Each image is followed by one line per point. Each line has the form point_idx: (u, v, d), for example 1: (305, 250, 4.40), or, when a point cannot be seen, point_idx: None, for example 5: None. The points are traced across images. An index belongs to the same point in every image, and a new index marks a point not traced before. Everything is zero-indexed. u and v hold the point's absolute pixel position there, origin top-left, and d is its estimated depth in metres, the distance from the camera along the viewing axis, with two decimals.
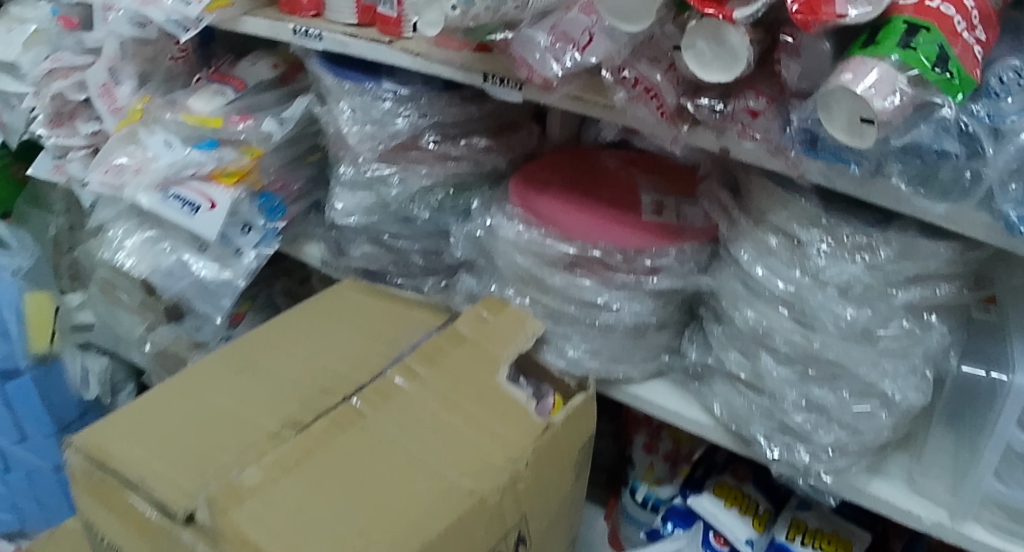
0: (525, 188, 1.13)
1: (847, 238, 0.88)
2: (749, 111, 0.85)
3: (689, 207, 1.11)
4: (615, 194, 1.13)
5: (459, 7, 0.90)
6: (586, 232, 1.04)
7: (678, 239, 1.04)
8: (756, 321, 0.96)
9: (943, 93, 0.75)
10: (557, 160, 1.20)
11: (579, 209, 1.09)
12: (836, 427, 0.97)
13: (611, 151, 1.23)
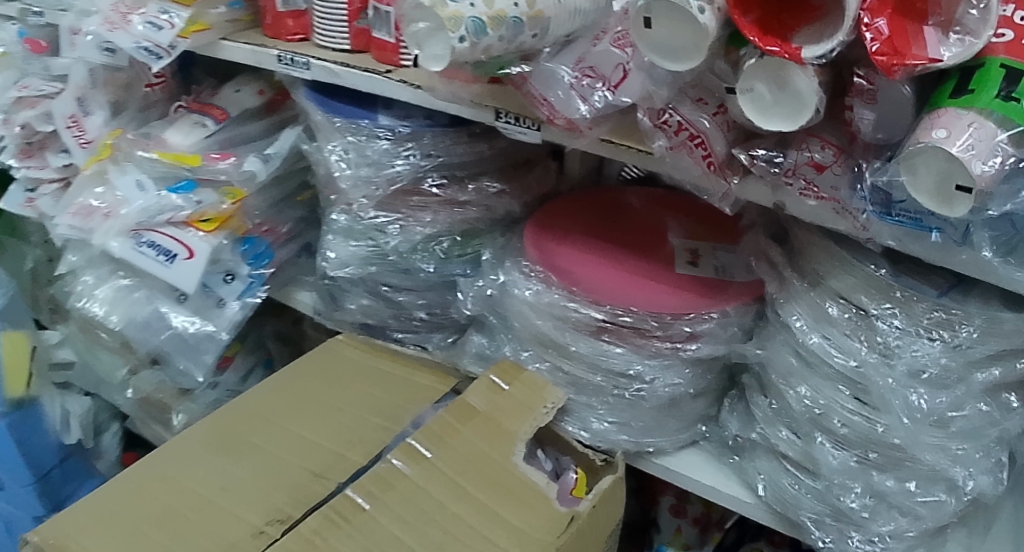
0: (544, 238, 1.02)
1: (924, 315, 0.77)
2: (813, 164, 0.74)
3: (728, 257, 0.99)
4: (643, 241, 1.01)
5: (468, 39, 0.76)
6: (615, 292, 0.93)
7: (718, 299, 0.93)
8: (812, 405, 0.86)
9: None
10: (577, 201, 1.09)
11: (606, 263, 0.98)
12: (897, 515, 0.85)
13: (637, 189, 1.12)
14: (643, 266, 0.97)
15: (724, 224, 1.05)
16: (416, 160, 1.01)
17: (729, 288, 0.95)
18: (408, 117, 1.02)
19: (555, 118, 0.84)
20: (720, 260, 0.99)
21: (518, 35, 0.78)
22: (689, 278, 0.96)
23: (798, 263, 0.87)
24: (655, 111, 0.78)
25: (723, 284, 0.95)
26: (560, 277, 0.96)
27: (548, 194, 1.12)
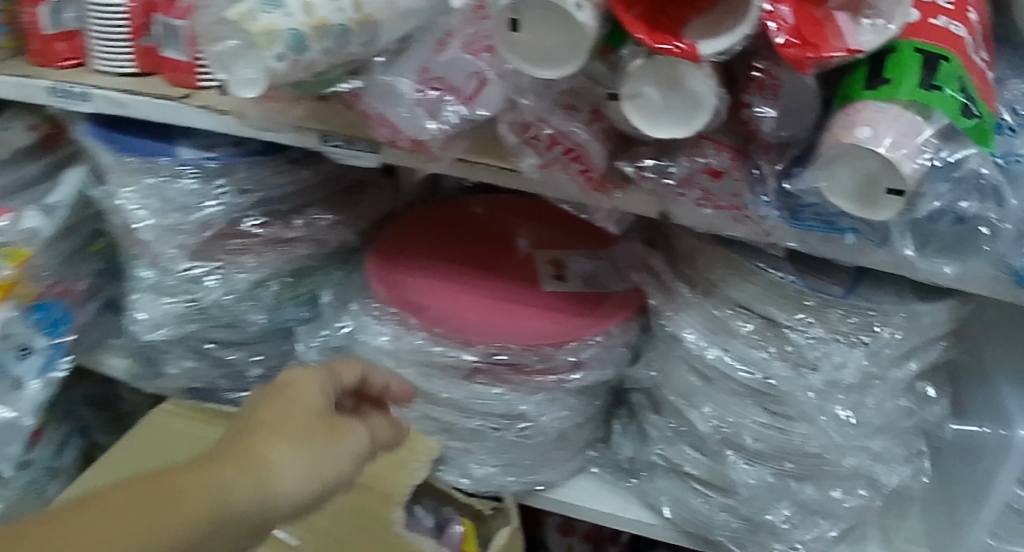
0: (398, 274, 0.90)
1: (841, 321, 0.72)
2: (709, 171, 0.66)
3: (598, 267, 0.93)
4: (505, 264, 0.93)
5: (286, 57, 0.64)
6: (491, 330, 0.84)
7: (602, 318, 0.85)
8: (718, 427, 0.80)
9: (977, 142, 0.58)
10: (423, 220, 0.98)
11: (471, 298, 0.88)
12: (818, 520, 0.82)
13: (483, 196, 1.02)
14: (512, 295, 0.89)
15: (584, 227, 0.98)
16: (230, 198, 0.85)
17: (608, 304, 0.88)
18: (212, 147, 0.85)
19: (398, 140, 0.71)
20: (591, 273, 0.92)
21: (344, 46, 0.65)
22: (563, 301, 0.88)
23: (688, 272, 0.80)
24: (518, 126, 0.68)
25: (600, 300, 0.88)
26: (424, 318, 0.85)
27: (391, 213, 1.00)
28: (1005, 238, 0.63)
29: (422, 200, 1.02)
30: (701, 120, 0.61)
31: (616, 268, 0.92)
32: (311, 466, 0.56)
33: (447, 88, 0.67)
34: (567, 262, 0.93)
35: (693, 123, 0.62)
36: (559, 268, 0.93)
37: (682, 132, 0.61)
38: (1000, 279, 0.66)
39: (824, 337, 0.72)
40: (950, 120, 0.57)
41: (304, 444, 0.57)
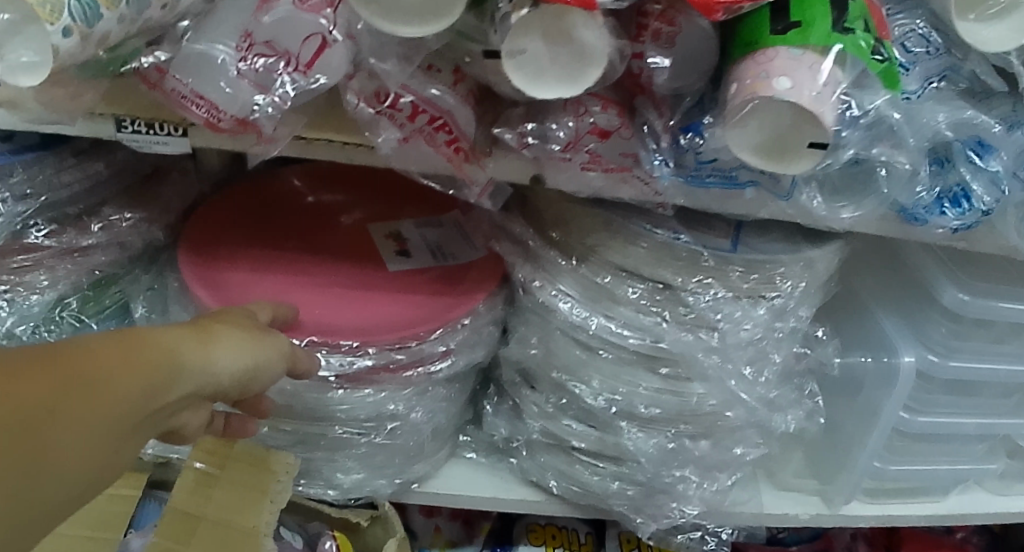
0: (212, 281, 0.74)
1: (742, 281, 0.67)
2: (597, 132, 0.59)
3: (444, 236, 0.81)
4: (336, 251, 0.79)
5: (76, 31, 0.51)
6: (338, 329, 0.70)
7: (463, 294, 0.74)
8: (611, 401, 0.73)
9: (883, 85, 0.57)
10: (228, 211, 0.82)
11: (306, 298, 0.74)
12: (720, 476, 0.78)
13: (292, 172, 0.87)
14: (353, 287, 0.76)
15: (417, 194, 0.86)
16: (8, 206, 0.70)
17: (465, 278, 0.77)
18: None
19: (220, 119, 0.57)
20: (437, 244, 0.80)
21: (143, 11, 0.54)
22: (413, 283, 0.76)
23: (556, 238, 0.71)
24: (371, 93, 0.57)
25: (454, 275, 0.77)
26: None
27: (189, 206, 0.83)
28: (898, 179, 0.64)
29: (222, 187, 0.85)
30: (592, 75, 0.54)
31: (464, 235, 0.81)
32: (242, 357, 0.54)
33: (279, 52, 0.55)
34: (408, 237, 0.81)
35: (581, 80, 0.54)
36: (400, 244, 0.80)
37: (569, 88, 0.54)
38: (888, 215, 0.69)
39: (727, 297, 0.68)
40: (863, 63, 0.55)
41: (189, 338, 0.51)
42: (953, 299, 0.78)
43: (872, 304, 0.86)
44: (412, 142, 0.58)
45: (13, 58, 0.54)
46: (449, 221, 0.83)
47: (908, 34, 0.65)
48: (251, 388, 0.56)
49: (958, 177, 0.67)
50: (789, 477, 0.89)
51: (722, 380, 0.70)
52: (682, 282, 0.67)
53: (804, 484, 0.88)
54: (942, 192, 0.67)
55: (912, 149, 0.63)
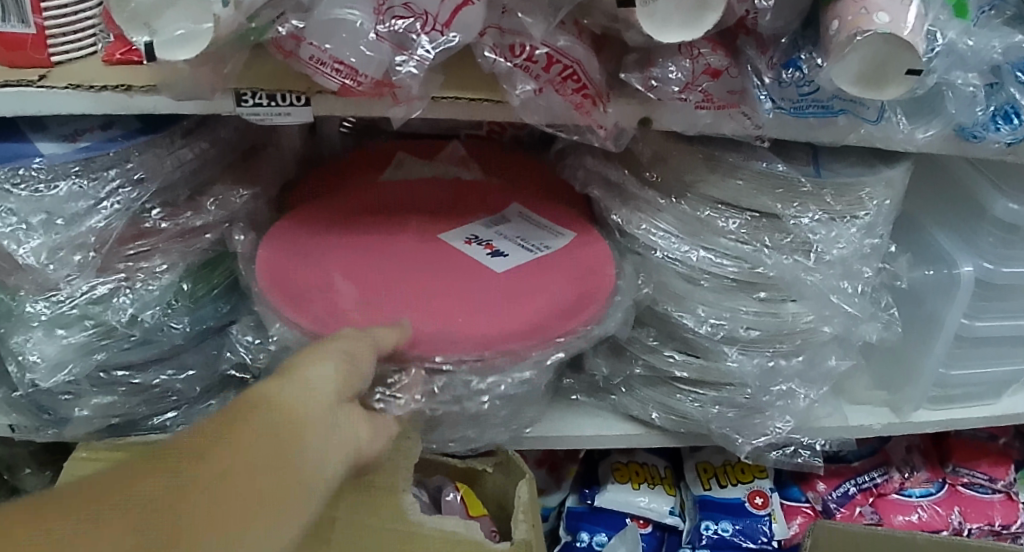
0: (334, 314, 0.69)
1: (837, 202, 0.72)
2: (711, 71, 0.63)
3: (525, 227, 0.79)
4: (430, 254, 0.75)
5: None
6: (486, 336, 0.69)
7: (589, 278, 0.74)
8: (716, 327, 0.78)
9: (955, 18, 0.64)
10: (307, 239, 0.76)
11: (431, 307, 0.70)
12: (812, 391, 0.84)
13: (343, 190, 0.83)
14: (470, 285, 0.72)
15: (477, 191, 0.84)
16: (125, 193, 0.71)
17: (575, 260, 0.76)
18: (78, 134, 0.71)
19: (358, 83, 0.61)
20: (524, 235, 0.78)
21: None
22: (528, 272, 0.74)
23: (654, 178, 0.75)
24: (507, 47, 0.61)
25: (564, 260, 0.76)
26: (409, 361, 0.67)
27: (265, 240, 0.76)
28: (963, 99, 0.68)
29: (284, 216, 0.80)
30: (710, 19, 0.58)
31: (546, 227, 0.80)
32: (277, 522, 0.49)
33: (418, 14, 0.59)
34: (493, 234, 0.78)
35: (702, 24, 0.58)
36: (491, 241, 0.77)
37: (690, 35, 0.58)
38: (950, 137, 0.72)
39: (824, 219, 0.73)
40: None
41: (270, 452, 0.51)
42: (1003, 210, 0.82)
43: (927, 221, 0.90)
44: (545, 92, 0.63)
45: (168, 31, 0.56)
46: (521, 213, 0.81)
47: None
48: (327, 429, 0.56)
49: (1008, 95, 0.69)
50: (859, 390, 0.95)
51: (820, 298, 0.76)
52: (784, 210, 0.72)
53: (874, 396, 0.95)
54: (994, 111, 0.70)
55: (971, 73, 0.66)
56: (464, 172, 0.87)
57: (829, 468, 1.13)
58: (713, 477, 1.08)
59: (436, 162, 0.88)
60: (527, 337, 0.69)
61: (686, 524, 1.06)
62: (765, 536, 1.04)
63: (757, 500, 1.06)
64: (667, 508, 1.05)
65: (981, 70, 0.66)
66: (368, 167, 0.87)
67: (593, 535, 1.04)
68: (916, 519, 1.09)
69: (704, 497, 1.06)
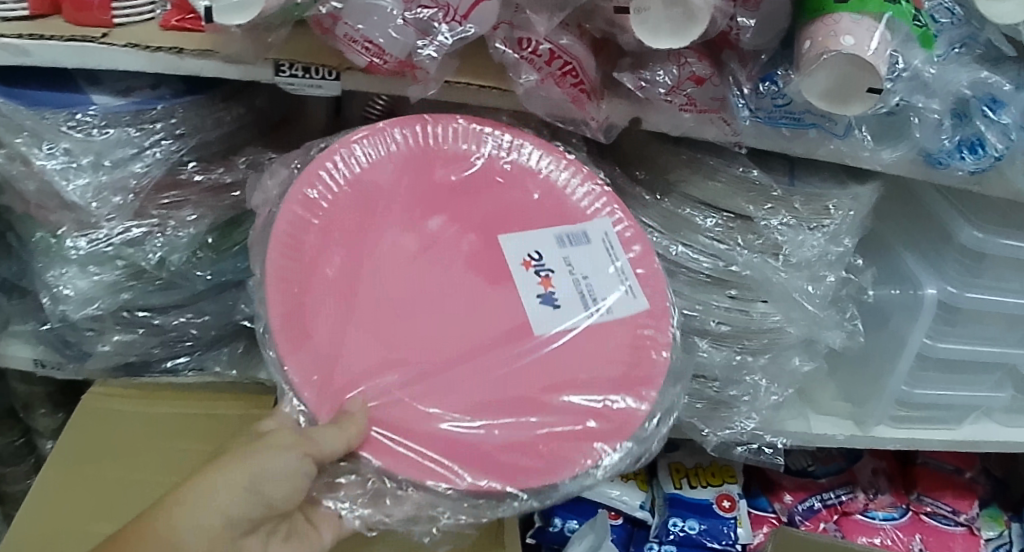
0: (346, 342, 0.62)
1: (804, 209, 0.80)
2: (695, 78, 0.70)
3: (599, 269, 0.69)
4: (477, 281, 0.65)
5: None
6: (487, 455, 0.60)
7: (626, 405, 0.64)
8: (690, 317, 0.84)
9: (921, 49, 0.68)
10: (353, 210, 0.66)
11: (449, 372, 0.63)
12: (774, 388, 0.91)
13: (427, 166, 0.69)
14: (501, 356, 0.64)
15: (574, 215, 0.71)
16: (165, 145, 0.79)
17: (627, 364, 0.65)
18: (130, 92, 0.78)
19: (384, 61, 0.70)
20: (593, 281, 0.68)
21: None
22: (569, 354, 0.65)
23: (642, 175, 0.84)
24: (515, 41, 0.69)
25: (614, 348, 0.66)
26: (400, 450, 0.60)
27: (320, 184, 0.66)
28: (929, 126, 0.74)
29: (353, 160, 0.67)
30: (696, 32, 0.65)
31: (625, 270, 0.69)
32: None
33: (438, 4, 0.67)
34: (558, 265, 0.68)
35: (689, 35, 0.65)
36: (553, 275, 0.67)
37: (679, 42, 0.65)
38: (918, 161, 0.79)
39: (792, 224, 0.80)
40: (903, 25, 0.65)
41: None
42: (968, 237, 0.88)
43: (897, 243, 0.96)
44: (546, 82, 0.71)
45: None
46: (606, 249, 0.69)
47: (937, 6, 0.71)
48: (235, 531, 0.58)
49: (975, 128, 0.74)
50: (825, 400, 1.01)
51: (788, 300, 0.83)
52: (756, 212, 0.80)
53: (838, 407, 1.01)
54: (961, 140, 0.75)
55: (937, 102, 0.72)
56: (582, 197, 0.71)
57: (795, 481, 1.19)
58: (684, 478, 1.15)
59: (551, 173, 0.72)
60: (530, 479, 0.60)
61: (656, 518, 1.13)
62: (729, 538, 1.11)
63: (724, 503, 1.12)
64: (638, 503, 1.13)
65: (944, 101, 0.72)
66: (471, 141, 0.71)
67: (566, 521, 1.11)
68: (878, 542, 1.14)
69: (674, 495, 1.13)
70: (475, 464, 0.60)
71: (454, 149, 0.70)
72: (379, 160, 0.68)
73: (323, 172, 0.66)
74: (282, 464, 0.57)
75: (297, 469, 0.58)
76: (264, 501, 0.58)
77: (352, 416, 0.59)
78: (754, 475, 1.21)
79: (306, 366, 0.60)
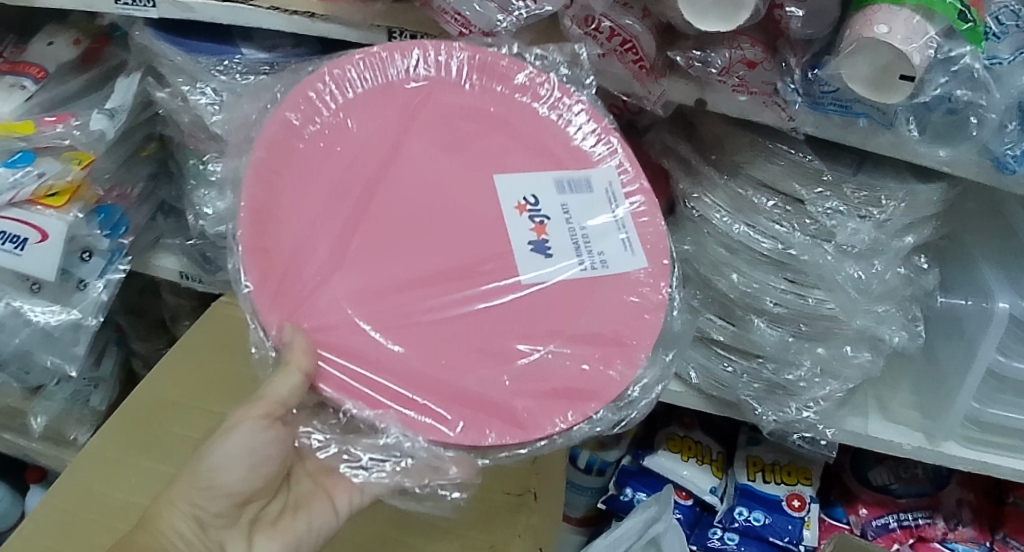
0: (324, 262, 0.69)
1: (853, 194, 0.82)
2: (746, 62, 0.75)
3: (592, 218, 0.74)
4: (464, 218, 0.71)
5: None
6: (452, 397, 0.67)
7: (602, 364, 0.70)
8: (746, 292, 0.89)
9: (970, 43, 0.69)
10: (350, 142, 0.73)
11: (420, 304, 0.69)
12: (831, 380, 0.93)
13: (431, 102, 0.75)
14: (479, 297, 0.69)
15: (578, 163, 0.76)
16: None
17: (609, 316, 0.71)
18: (275, 48, 0.92)
19: (470, 31, 0.80)
20: (587, 232, 0.73)
21: None
22: (548, 303, 0.70)
23: (713, 157, 0.88)
24: (583, 18, 0.77)
25: (594, 301, 0.71)
26: (361, 382, 0.67)
27: (320, 116, 0.73)
28: (988, 126, 0.74)
29: (356, 91, 0.74)
30: (743, 17, 0.70)
31: (624, 223, 0.75)
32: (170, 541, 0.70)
33: None
34: (553, 211, 0.73)
35: (735, 21, 0.70)
36: (545, 221, 0.72)
37: (726, 26, 0.70)
38: (985, 164, 0.78)
39: (841, 210, 0.83)
40: (949, 21, 0.67)
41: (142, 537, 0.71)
42: None
43: (978, 254, 0.95)
44: (609, 56, 0.78)
45: None
46: (606, 198, 0.76)
47: (1002, 9, 0.73)
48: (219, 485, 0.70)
49: None
50: (898, 409, 1.00)
51: (843, 290, 0.85)
52: (810, 195, 0.83)
53: (909, 416, 0.99)
54: None
55: (995, 101, 0.73)
56: (579, 140, 0.77)
57: (873, 498, 1.17)
58: (759, 472, 1.16)
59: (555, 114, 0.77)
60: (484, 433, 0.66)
61: (725, 505, 1.16)
62: (793, 536, 1.11)
63: (794, 502, 1.13)
64: (708, 486, 1.15)
65: (1001, 101, 0.73)
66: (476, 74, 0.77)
67: (636, 492, 1.17)
68: None
69: (746, 485, 1.15)
70: (429, 395, 0.67)
71: (454, 84, 0.76)
72: (382, 94, 0.75)
73: (320, 102, 0.73)
74: (244, 432, 0.69)
75: (254, 425, 0.69)
76: (245, 463, 0.70)
77: (293, 346, 0.65)
78: (834, 486, 1.21)
79: (277, 281, 0.68)
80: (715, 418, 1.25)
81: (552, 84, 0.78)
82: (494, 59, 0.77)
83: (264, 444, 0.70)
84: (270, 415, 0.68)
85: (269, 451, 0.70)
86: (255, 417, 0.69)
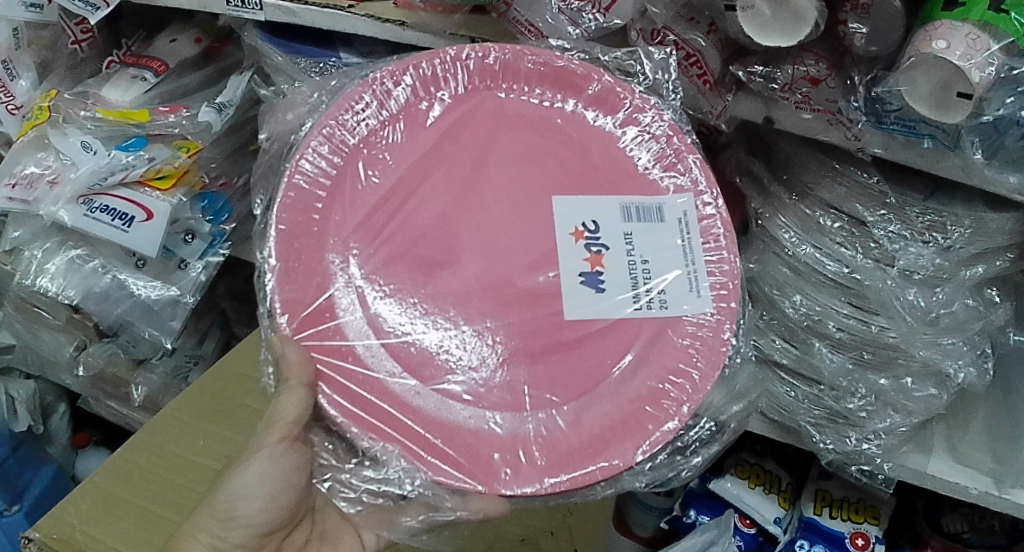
0: (362, 279, 0.72)
1: (917, 218, 0.81)
2: (809, 79, 0.76)
3: (657, 249, 0.73)
4: (510, 245, 0.72)
5: None
6: (467, 435, 0.71)
7: (645, 411, 0.72)
8: (808, 315, 0.88)
9: None
10: (406, 155, 0.75)
11: (454, 328, 0.71)
12: (892, 411, 0.90)
13: (498, 117, 0.76)
14: (514, 331, 0.71)
15: (648, 188, 0.75)
16: None
17: (649, 364, 0.72)
18: (371, 55, 0.97)
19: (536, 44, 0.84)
20: (650, 264, 0.73)
21: None
22: (589, 343, 0.72)
23: (785, 178, 0.87)
24: (649, 32, 0.80)
25: (637, 345, 0.72)
26: (368, 406, 0.70)
27: (373, 123, 0.75)
28: None
29: (417, 96, 0.75)
30: (805, 31, 0.70)
31: (693, 258, 0.73)
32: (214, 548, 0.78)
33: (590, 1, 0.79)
34: (613, 241, 0.73)
35: (798, 36, 0.70)
36: (602, 252, 0.72)
37: (786, 41, 0.70)
38: None
39: (900, 235, 0.82)
40: (1014, 40, 0.67)
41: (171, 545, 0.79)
42: None
43: None
44: (669, 52, 0.78)
45: None
46: (678, 227, 0.74)
47: None
48: (245, 498, 0.76)
49: None
50: (968, 451, 0.94)
51: (907, 316, 0.84)
52: (872, 219, 0.83)
53: (982, 462, 0.93)
54: None
55: None
56: (639, 162, 0.76)
57: (943, 544, 1.11)
58: (826, 507, 1.11)
59: (628, 128, 0.76)
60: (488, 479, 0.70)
61: (786, 537, 1.11)
62: None
63: (857, 541, 1.07)
64: (771, 516, 1.11)
65: None
66: (548, 84, 0.77)
67: (699, 515, 1.13)
68: None
69: (811, 520, 1.10)
70: (443, 431, 0.70)
71: (521, 95, 0.77)
72: (448, 101, 0.76)
73: (378, 108, 0.75)
74: (265, 457, 0.75)
75: (276, 453, 0.74)
76: (267, 491, 0.76)
77: (288, 362, 0.69)
78: (905, 532, 1.16)
79: (309, 295, 0.71)
80: (787, 449, 1.21)
81: (631, 96, 0.76)
82: (568, 67, 0.76)
83: (285, 467, 0.75)
84: (284, 439, 0.73)
85: (289, 477, 0.76)
86: (274, 443, 0.74)
